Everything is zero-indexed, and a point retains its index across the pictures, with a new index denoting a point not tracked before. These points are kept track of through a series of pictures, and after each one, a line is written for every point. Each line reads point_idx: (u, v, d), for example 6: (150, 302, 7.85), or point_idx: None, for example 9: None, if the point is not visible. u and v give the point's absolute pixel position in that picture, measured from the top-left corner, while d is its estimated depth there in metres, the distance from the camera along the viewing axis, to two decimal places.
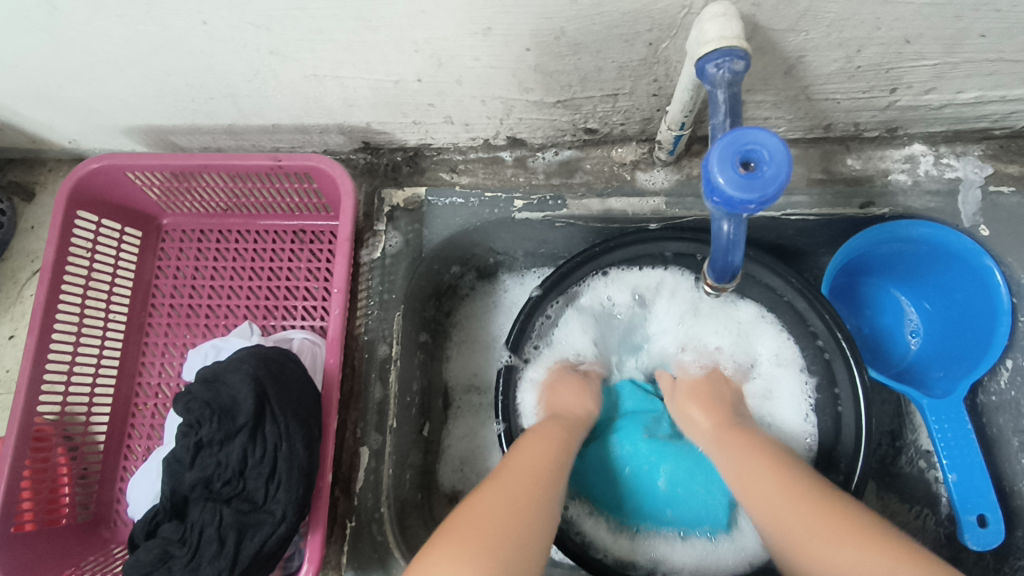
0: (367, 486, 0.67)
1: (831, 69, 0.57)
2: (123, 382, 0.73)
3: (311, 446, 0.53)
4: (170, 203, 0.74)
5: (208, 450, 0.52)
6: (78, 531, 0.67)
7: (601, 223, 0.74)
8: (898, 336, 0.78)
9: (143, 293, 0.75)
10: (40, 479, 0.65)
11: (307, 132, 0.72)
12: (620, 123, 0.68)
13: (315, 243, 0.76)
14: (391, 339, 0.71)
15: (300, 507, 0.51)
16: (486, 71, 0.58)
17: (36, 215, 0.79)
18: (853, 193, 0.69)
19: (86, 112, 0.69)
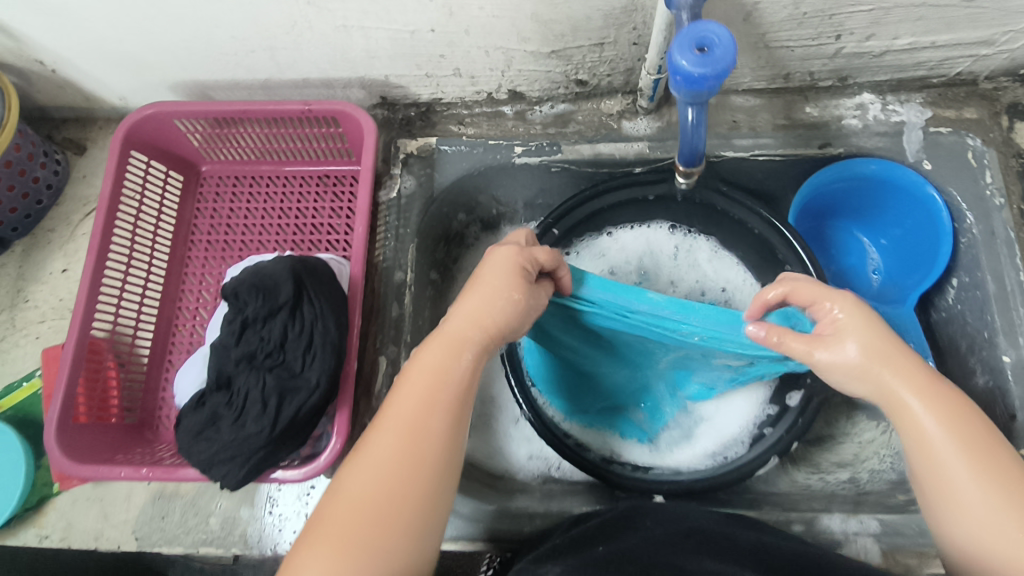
0: (385, 391, 0.76)
1: (782, 15, 0.67)
2: (166, 306, 0.82)
3: (341, 327, 0.61)
4: (210, 150, 0.84)
5: (253, 328, 0.61)
6: (126, 429, 0.75)
7: (592, 168, 0.84)
8: (862, 273, 0.87)
9: (184, 230, 0.85)
10: (94, 383, 0.73)
11: (333, 87, 0.82)
12: (607, 74, 0.78)
13: (338, 186, 0.85)
14: (406, 267, 0.80)
15: (332, 377, 0.60)
16: (490, 20, 0.68)
17: (88, 166, 0.89)
18: (812, 136, 0.79)
19: (141, 67, 0.79)
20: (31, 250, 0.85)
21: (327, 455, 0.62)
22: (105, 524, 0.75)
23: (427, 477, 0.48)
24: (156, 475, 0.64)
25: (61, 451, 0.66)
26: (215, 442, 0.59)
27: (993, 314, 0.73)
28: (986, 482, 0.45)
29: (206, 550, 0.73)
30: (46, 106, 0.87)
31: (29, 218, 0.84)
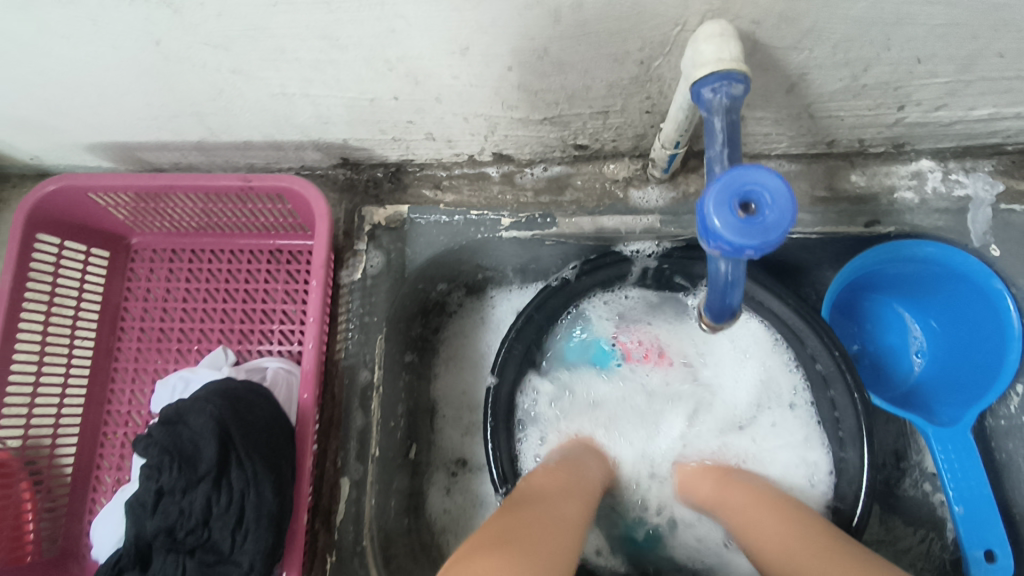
0: (348, 518, 0.66)
1: (835, 87, 0.52)
2: (91, 410, 0.70)
3: (282, 493, 0.50)
4: (139, 222, 0.71)
5: (170, 498, 0.49)
6: (46, 565, 0.65)
7: (594, 243, 0.71)
8: (903, 356, 0.74)
9: (111, 315, 0.72)
10: (2, 513, 0.62)
11: (281, 149, 0.68)
12: (612, 140, 0.64)
13: (293, 263, 0.72)
14: (372, 364, 0.69)
15: (269, 558, 0.49)
16: (465, 89, 0.54)
17: (1, 234, 0.76)
18: (857, 212, 0.66)
19: (45, 130, 0.65)
20: None
21: None
22: None
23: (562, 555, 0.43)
24: None
25: None
26: None
27: None
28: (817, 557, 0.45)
29: None
30: None
31: None
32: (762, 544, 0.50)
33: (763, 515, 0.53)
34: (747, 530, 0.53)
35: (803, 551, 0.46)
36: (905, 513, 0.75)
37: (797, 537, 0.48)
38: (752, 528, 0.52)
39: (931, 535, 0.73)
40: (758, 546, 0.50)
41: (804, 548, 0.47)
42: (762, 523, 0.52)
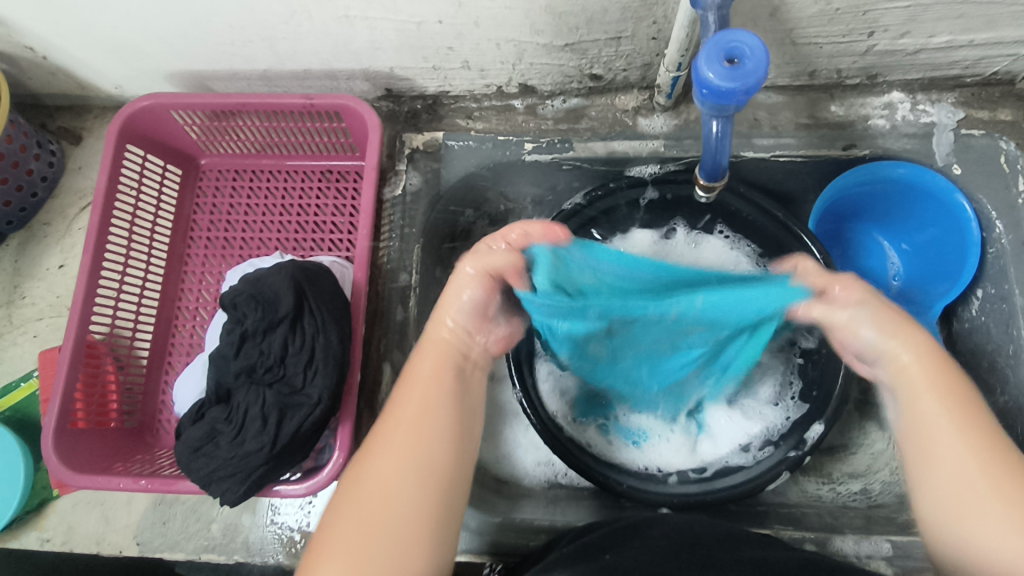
0: (389, 398, 0.74)
1: (813, 11, 0.63)
2: (165, 306, 0.80)
3: (343, 341, 0.60)
4: (209, 143, 0.81)
5: (252, 340, 0.59)
6: (126, 434, 0.74)
7: (606, 167, 0.80)
8: (881, 279, 0.84)
9: (182, 226, 0.82)
10: (90, 389, 0.71)
11: (335, 79, 0.78)
12: (623, 69, 0.75)
13: (341, 182, 0.82)
14: (411, 269, 0.78)
15: (334, 393, 0.58)
16: (501, 12, 0.65)
17: (83, 157, 0.86)
18: (836, 137, 0.76)
19: (135, 56, 0.75)
20: (27, 244, 0.83)
21: (330, 471, 0.62)
22: (107, 528, 0.74)
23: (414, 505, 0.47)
24: (156, 487, 0.63)
25: (59, 458, 0.64)
26: (214, 458, 0.57)
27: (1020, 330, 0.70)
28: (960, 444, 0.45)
29: (209, 556, 0.72)
30: (38, 93, 0.84)
31: (23, 211, 0.82)
32: (926, 417, 0.47)
33: (946, 381, 0.48)
34: (913, 399, 0.48)
35: (957, 440, 0.46)
36: None
37: (964, 414, 0.46)
38: (928, 402, 0.47)
39: None
40: (913, 392, 0.48)
41: (967, 428, 0.46)
42: (932, 400, 0.47)
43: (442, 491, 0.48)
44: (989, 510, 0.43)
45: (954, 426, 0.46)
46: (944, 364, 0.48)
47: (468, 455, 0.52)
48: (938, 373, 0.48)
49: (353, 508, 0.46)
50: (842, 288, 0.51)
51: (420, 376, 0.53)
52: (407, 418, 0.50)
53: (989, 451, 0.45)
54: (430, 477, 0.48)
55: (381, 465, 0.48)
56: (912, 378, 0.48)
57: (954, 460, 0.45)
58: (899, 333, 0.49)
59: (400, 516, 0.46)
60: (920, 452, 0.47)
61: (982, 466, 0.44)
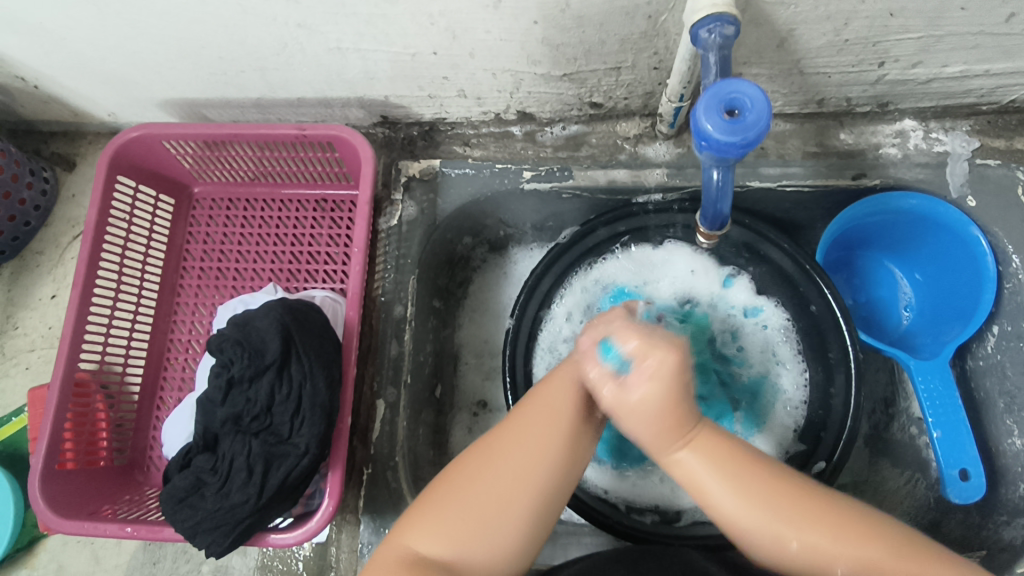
0: (383, 436, 0.72)
1: (820, 42, 0.60)
2: (156, 339, 0.79)
3: (332, 386, 0.58)
4: (202, 172, 0.80)
5: (239, 387, 0.57)
6: (115, 472, 0.73)
7: (607, 195, 0.78)
8: (892, 309, 0.81)
9: (175, 256, 0.81)
10: (81, 423, 0.70)
11: (330, 106, 0.77)
12: (624, 97, 0.73)
13: (336, 211, 0.80)
14: (406, 301, 0.77)
15: (321, 442, 0.56)
16: (497, 44, 0.63)
17: (77, 185, 0.85)
18: (846, 166, 0.73)
19: (127, 85, 0.74)
20: (20, 274, 0.82)
21: (318, 520, 0.60)
22: (96, 568, 0.73)
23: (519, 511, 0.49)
24: (142, 534, 0.62)
25: (44, 501, 0.63)
26: (200, 509, 0.56)
27: None
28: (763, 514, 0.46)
29: None
30: (32, 120, 0.83)
31: (17, 240, 0.81)
32: (711, 490, 0.48)
33: (722, 454, 0.48)
34: (698, 485, 0.48)
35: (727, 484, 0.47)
36: (894, 454, 0.80)
37: (735, 471, 0.47)
38: (709, 484, 0.48)
39: (917, 475, 0.78)
40: (686, 469, 0.48)
41: (746, 484, 0.47)
42: (705, 475, 0.48)
43: (559, 491, 0.52)
44: (814, 540, 0.45)
45: (724, 476, 0.47)
46: (726, 442, 0.49)
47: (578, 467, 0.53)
48: (712, 452, 0.48)
49: (467, 510, 0.49)
50: (642, 365, 0.47)
51: (555, 404, 0.53)
52: (534, 429, 0.52)
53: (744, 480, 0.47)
54: (541, 488, 0.51)
55: (511, 460, 0.51)
56: (692, 458, 0.48)
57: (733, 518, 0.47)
58: (714, 457, 0.48)
59: (508, 513, 0.49)
60: (731, 526, 0.48)
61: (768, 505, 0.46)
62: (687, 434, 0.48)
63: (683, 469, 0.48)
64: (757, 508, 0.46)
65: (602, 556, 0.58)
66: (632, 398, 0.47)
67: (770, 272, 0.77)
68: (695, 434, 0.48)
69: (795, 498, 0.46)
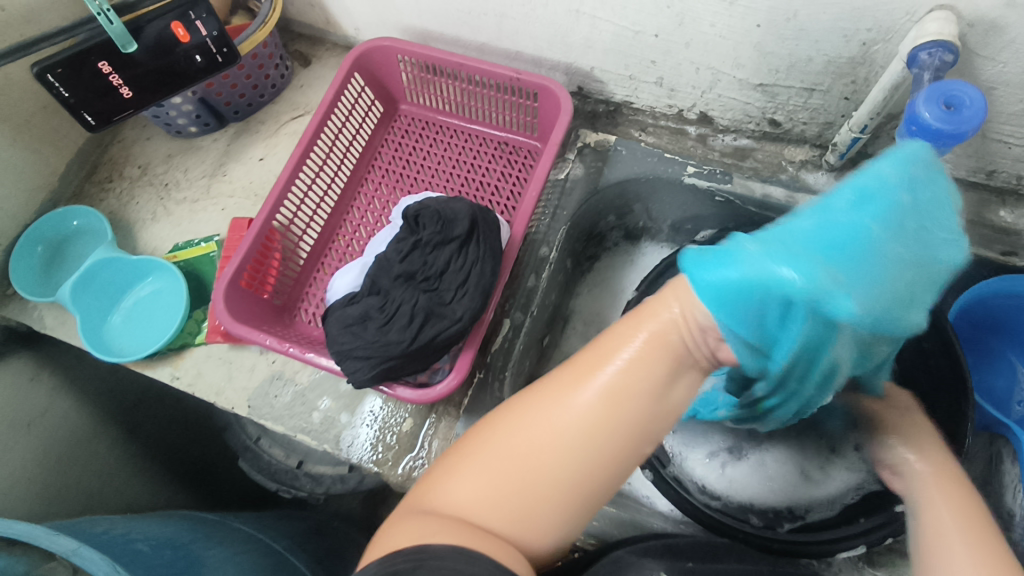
0: (500, 351, 0.80)
1: (1014, 109, 0.65)
2: (335, 216, 0.91)
3: (495, 275, 0.67)
4: (414, 92, 0.92)
5: (421, 251, 0.67)
6: (273, 309, 0.84)
7: (756, 208, 0.84)
8: (1005, 402, 0.81)
9: (368, 155, 0.93)
10: (264, 261, 0.82)
11: (539, 66, 0.88)
12: (804, 121, 0.79)
13: (513, 155, 0.91)
14: (551, 245, 0.85)
15: (474, 316, 0.65)
16: (714, 39, 0.71)
17: (306, 79, 1.00)
18: (996, 240, 0.77)
19: (384, 6, 0.88)
20: (241, 133, 0.97)
21: (444, 387, 0.69)
22: (226, 386, 0.83)
23: (548, 482, 0.49)
24: (294, 355, 0.74)
25: (225, 305, 0.75)
26: (359, 337, 0.66)
27: None
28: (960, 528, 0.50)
29: (303, 438, 0.79)
30: (291, 18, 0.99)
31: (249, 106, 0.96)
32: (931, 507, 0.52)
33: (960, 486, 0.54)
34: (930, 504, 0.53)
35: (956, 508, 0.52)
36: None
37: (964, 507, 0.52)
38: (931, 496, 0.54)
39: None
40: (917, 477, 0.56)
41: (951, 493, 0.53)
42: (935, 492, 0.54)
43: (598, 471, 0.49)
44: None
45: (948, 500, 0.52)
46: (960, 481, 0.54)
47: (653, 431, 0.51)
48: (948, 482, 0.54)
49: (496, 468, 0.50)
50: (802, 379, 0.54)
51: (630, 356, 0.50)
52: (582, 377, 0.51)
53: (982, 534, 0.49)
54: (590, 425, 0.49)
55: (565, 397, 0.51)
56: (924, 467, 0.56)
57: (949, 542, 0.49)
58: (954, 493, 0.53)
59: (544, 497, 0.49)
60: (929, 549, 0.50)
61: (972, 537, 0.49)
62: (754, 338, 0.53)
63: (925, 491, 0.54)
64: (955, 524, 0.50)
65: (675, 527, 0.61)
66: (914, 466, 0.57)
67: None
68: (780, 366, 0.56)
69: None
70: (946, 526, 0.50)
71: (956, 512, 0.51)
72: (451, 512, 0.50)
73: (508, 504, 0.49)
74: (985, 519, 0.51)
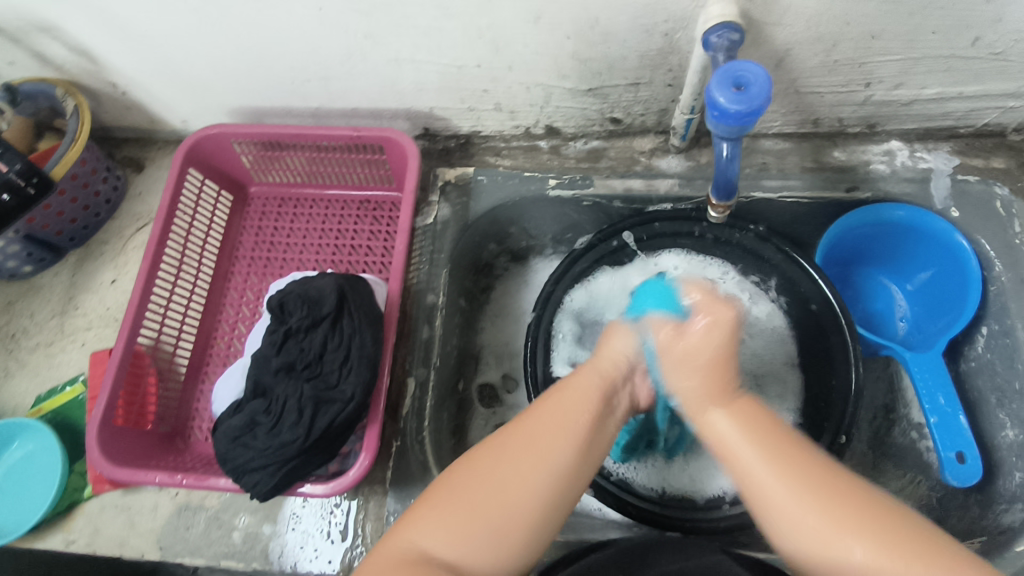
0: (411, 412, 0.77)
1: (813, 63, 0.70)
2: (207, 318, 0.85)
3: (378, 342, 0.64)
4: (260, 172, 0.89)
5: (295, 337, 0.63)
6: (160, 437, 0.78)
7: (623, 203, 0.86)
8: (889, 320, 0.88)
9: (229, 247, 0.89)
10: (135, 391, 0.76)
11: (379, 117, 0.86)
12: (641, 113, 0.82)
13: (377, 211, 0.89)
14: (437, 290, 0.83)
15: (366, 390, 0.62)
16: (533, 58, 0.72)
17: (144, 185, 0.94)
18: (840, 179, 0.81)
19: (204, 93, 0.84)
20: (84, 260, 0.90)
21: (357, 470, 0.65)
22: (130, 533, 0.75)
23: (533, 512, 0.51)
24: (190, 483, 0.66)
25: (100, 451, 0.68)
26: (251, 448, 0.61)
27: None
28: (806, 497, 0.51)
29: (228, 564, 0.73)
30: (110, 126, 0.93)
31: (86, 228, 0.89)
32: (740, 455, 0.55)
33: (754, 422, 0.56)
34: (734, 454, 0.55)
35: (766, 460, 0.53)
36: (894, 456, 0.84)
37: (770, 448, 0.54)
38: (746, 458, 0.54)
39: (919, 476, 0.81)
40: (718, 431, 0.56)
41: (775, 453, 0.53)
42: (746, 445, 0.54)
43: (566, 490, 0.53)
44: (849, 541, 0.48)
45: (771, 459, 0.53)
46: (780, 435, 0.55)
47: (592, 473, 0.56)
48: (745, 420, 0.56)
49: (463, 508, 0.50)
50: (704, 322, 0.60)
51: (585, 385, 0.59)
52: (575, 406, 0.57)
53: (795, 474, 0.52)
54: (578, 449, 0.55)
55: (561, 418, 0.56)
56: (723, 420, 0.57)
57: (774, 499, 0.51)
58: (759, 435, 0.55)
59: (520, 525, 0.51)
60: (758, 499, 0.53)
61: (831, 511, 0.49)
62: (730, 402, 0.57)
63: (716, 430, 0.57)
64: (795, 495, 0.51)
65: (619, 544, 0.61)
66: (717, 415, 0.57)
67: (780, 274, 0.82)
68: (733, 404, 0.58)
69: (851, 506, 0.49)
70: (789, 502, 0.51)
71: (769, 459, 0.53)
72: (426, 556, 0.49)
73: (484, 544, 0.49)
74: (817, 467, 0.52)
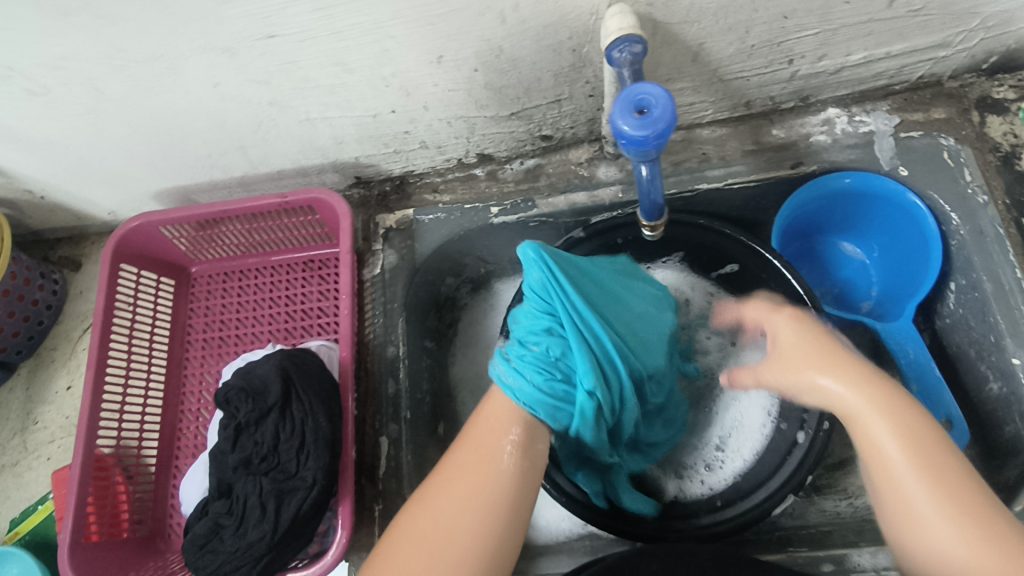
0: (390, 472, 0.75)
1: (730, 50, 0.68)
2: (169, 411, 0.83)
3: (332, 420, 0.62)
4: (197, 252, 0.87)
5: (247, 432, 0.62)
6: (138, 543, 0.75)
7: (571, 218, 0.83)
8: (858, 286, 0.86)
9: (180, 332, 0.87)
10: (102, 500, 0.74)
11: (307, 175, 0.84)
12: (570, 126, 0.80)
13: (323, 268, 0.87)
14: (397, 341, 0.80)
15: (328, 473, 0.60)
16: (446, 95, 0.70)
17: (85, 282, 0.92)
18: (783, 157, 0.78)
19: (123, 183, 0.81)
20: (36, 371, 0.88)
21: (334, 552, 0.62)
22: None
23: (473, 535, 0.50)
24: None
25: (74, 572, 0.67)
26: (220, 552, 0.60)
27: (995, 316, 0.70)
28: (936, 513, 0.46)
29: None
30: (39, 229, 0.91)
31: (32, 339, 0.87)
32: (887, 458, 0.49)
33: (887, 401, 0.51)
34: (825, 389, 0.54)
35: (906, 468, 0.48)
36: None
37: (915, 438, 0.49)
38: (878, 432, 0.50)
39: None
40: (883, 451, 0.49)
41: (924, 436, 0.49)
42: (865, 407, 0.51)
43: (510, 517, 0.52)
44: (960, 539, 0.45)
45: (914, 457, 0.48)
46: (920, 442, 0.49)
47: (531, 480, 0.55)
48: (876, 396, 0.51)
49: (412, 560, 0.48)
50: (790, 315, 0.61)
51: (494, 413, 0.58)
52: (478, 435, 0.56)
53: (912, 455, 0.48)
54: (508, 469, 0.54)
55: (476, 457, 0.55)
56: (885, 436, 0.49)
57: (897, 484, 0.48)
58: (823, 361, 0.55)
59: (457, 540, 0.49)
60: (879, 474, 0.50)
61: (958, 522, 0.45)
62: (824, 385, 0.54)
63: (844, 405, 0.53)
64: (938, 514, 0.46)
65: (605, 563, 0.60)
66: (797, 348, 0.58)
67: (743, 257, 0.79)
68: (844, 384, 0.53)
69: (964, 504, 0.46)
70: (906, 497, 0.47)
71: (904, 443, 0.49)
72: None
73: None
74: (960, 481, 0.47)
